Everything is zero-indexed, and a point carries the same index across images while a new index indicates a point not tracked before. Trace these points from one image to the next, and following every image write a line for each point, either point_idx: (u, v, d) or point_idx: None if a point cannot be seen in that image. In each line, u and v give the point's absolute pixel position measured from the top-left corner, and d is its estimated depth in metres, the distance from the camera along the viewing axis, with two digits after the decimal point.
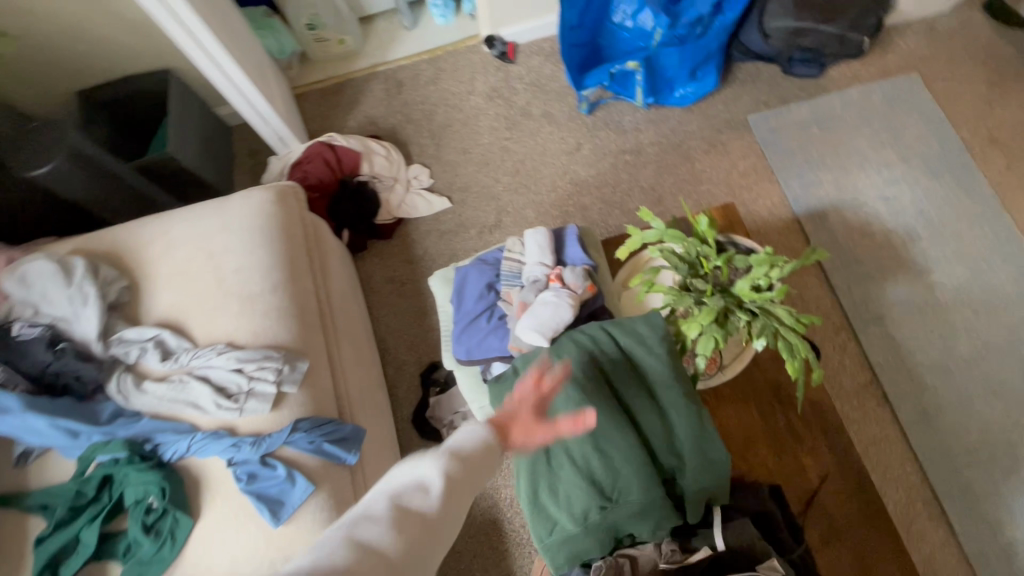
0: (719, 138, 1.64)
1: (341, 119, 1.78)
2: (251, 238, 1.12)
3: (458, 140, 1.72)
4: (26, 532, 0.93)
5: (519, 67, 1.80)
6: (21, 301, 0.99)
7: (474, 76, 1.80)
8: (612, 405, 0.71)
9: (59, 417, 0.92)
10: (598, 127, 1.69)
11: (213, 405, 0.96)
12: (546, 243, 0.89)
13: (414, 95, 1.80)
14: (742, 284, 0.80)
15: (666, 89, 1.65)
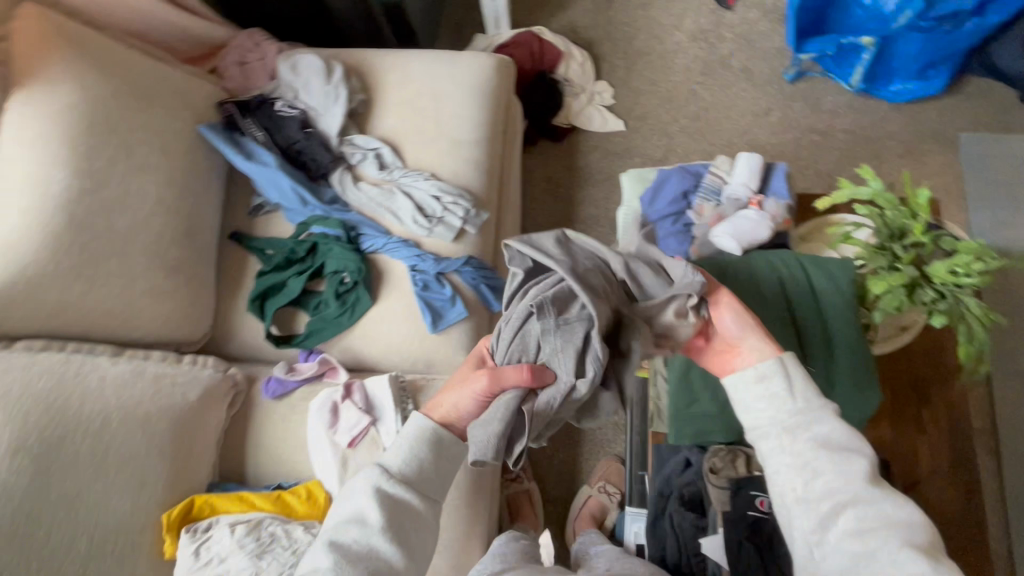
0: (919, 146, 1.55)
1: (545, 17, 1.82)
2: (469, 91, 1.22)
3: (649, 71, 1.73)
4: (246, 266, 1.15)
5: (734, 15, 1.74)
6: (288, 84, 1.18)
7: (685, 12, 1.78)
8: (786, 319, 0.80)
9: (298, 186, 1.11)
10: (796, 98, 1.63)
11: (411, 219, 1.12)
12: (756, 169, 0.94)
13: (620, 14, 1.80)
14: (939, 265, 0.80)
15: (884, 79, 1.55)
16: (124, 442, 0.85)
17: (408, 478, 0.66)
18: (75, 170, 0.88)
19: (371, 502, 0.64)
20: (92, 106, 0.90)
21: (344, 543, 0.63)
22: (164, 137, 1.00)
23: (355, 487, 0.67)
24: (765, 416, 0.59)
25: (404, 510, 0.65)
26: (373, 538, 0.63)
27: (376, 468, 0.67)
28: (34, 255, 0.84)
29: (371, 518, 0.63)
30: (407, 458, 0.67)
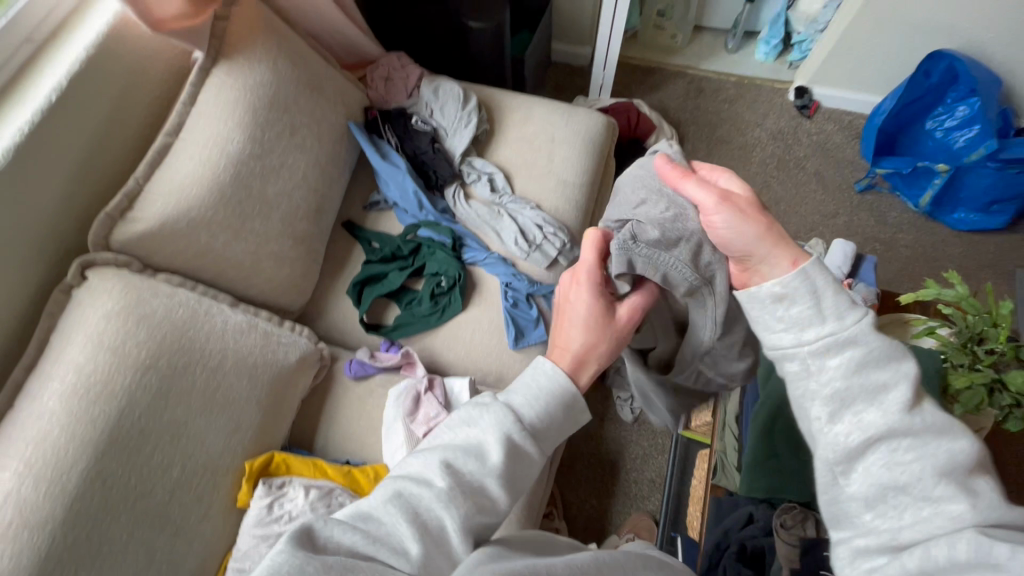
0: (978, 274, 1.62)
1: (639, 94, 1.99)
2: (581, 140, 1.33)
3: (728, 157, 1.85)
4: (352, 253, 1.24)
5: (813, 124, 1.89)
6: (426, 103, 1.32)
7: (769, 113, 1.92)
8: None
9: (419, 190, 1.22)
10: (862, 206, 1.74)
11: (513, 240, 1.21)
12: (849, 256, 1.03)
13: (708, 103, 1.96)
14: (1015, 376, 0.83)
15: (949, 206, 1.66)
16: (231, 383, 0.90)
17: (535, 431, 0.60)
18: (251, 135, 0.99)
19: (495, 443, 0.58)
20: (276, 86, 1.03)
21: (459, 470, 0.57)
22: (321, 124, 1.12)
23: (478, 416, 0.61)
24: (793, 339, 0.55)
25: (519, 463, 0.59)
26: (481, 483, 0.56)
27: (505, 408, 0.60)
28: (201, 198, 0.93)
29: (490, 462, 0.57)
30: (539, 411, 0.61)
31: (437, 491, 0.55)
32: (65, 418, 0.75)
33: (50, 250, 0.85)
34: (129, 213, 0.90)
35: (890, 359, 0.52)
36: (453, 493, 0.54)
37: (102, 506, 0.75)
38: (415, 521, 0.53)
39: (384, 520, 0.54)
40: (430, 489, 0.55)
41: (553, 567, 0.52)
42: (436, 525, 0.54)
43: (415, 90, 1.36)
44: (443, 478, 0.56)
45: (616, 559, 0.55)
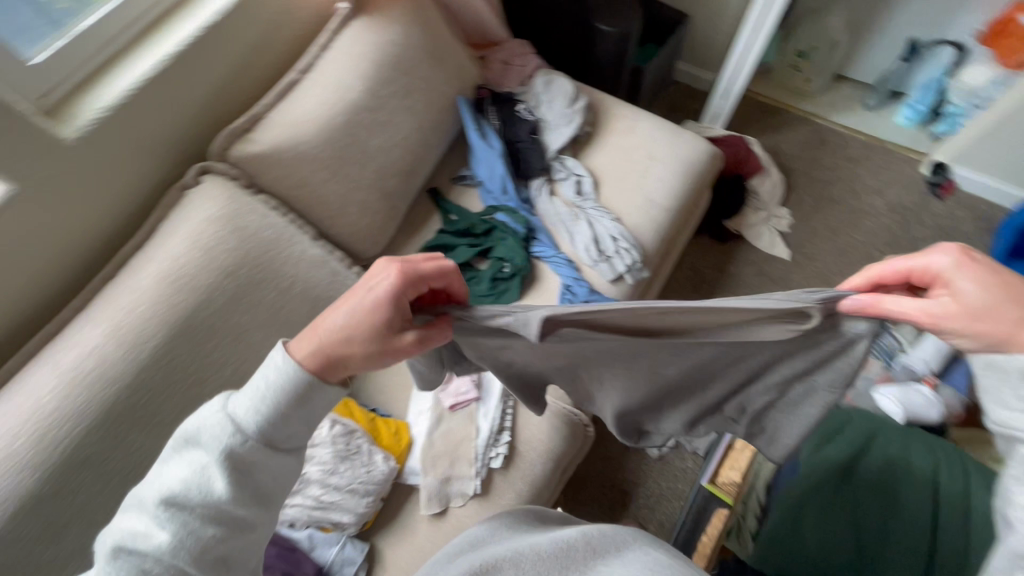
0: None
1: (755, 131, 1.90)
2: (680, 163, 1.30)
3: (834, 219, 1.73)
4: (430, 219, 1.29)
5: (942, 206, 1.71)
6: (536, 94, 1.35)
7: (894, 182, 1.77)
8: (924, 497, 0.80)
9: (506, 175, 1.24)
10: None
11: (582, 245, 1.20)
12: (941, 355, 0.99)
13: (828, 157, 1.83)
14: None
15: None
16: (293, 308, 0.97)
17: (271, 426, 0.60)
18: (369, 88, 1.06)
19: (218, 464, 0.57)
20: (402, 48, 1.10)
21: (182, 501, 0.55)
22: (433, 92, 1.17)
23: (196, 441, 0.59)
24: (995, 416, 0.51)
25: (254, 466, 0.59)
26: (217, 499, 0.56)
27: (227, 422, 0.59)
28: (312, 135, 1.01)
29: (212, 482, 0.56)
30: (265, 408, 0.59)
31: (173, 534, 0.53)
32: (153, 296, 0.85)
33: (177, 150, 0.96)
34: (249, 135, 0.99)
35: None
36: (192, 523, 0.54)
37: (163, 380, 0.84)
38: (174, 550, 0.52)
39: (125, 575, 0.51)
40: (164, 529, 0.53)
41: (539, 546, 0.60)
42: (191, 549, 0.53)
43: (528, 80, 1.39)
44: (172, 517, 0.54)
45: (604, 535, 0.61)
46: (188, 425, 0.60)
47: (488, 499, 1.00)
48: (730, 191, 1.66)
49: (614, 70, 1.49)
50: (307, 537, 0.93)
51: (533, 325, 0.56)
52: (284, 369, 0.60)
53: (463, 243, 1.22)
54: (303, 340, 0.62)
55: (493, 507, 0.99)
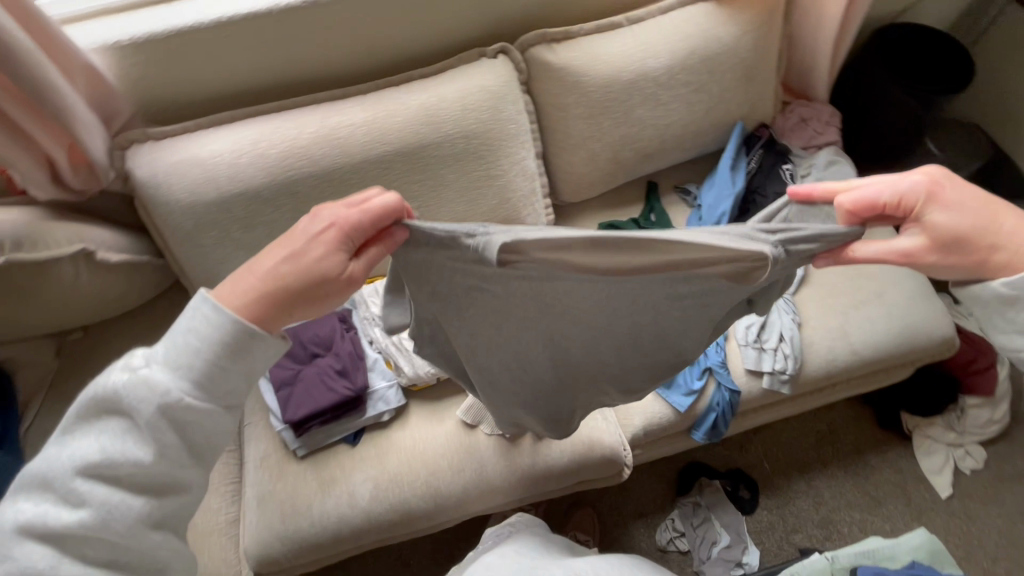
0: None
1: None
2: (904, 322, 1.14)
3: None
4: (632, 206, 1.30)
5: None
6: (811, 165, 1.24)
7: None
8: None
9: (727, 215, 1.18)
10: None
11: (746, 321, 1.13)
12: None
13: None
14: None
15: None
16: (486, 196, 1.08)
17: (204, 373, 0.58)
18: (671, 66, 1.08)
19: (151, 413, 0.56)
20: (724, 50, 1.09)
21: (110, 469, 0.55)
22: (717, 105, 1.15)
23: (113, 398, 0.56)
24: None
25: (193, 414, 0.58)
26: (162, 462, 0.57)
27: (147, 379, 0.56)
28: (596, 77, 1.07)
29: (149, 446, 0.56)
30: (203, 364, 0.58)
31: (88, 521, 0.54)
32: (407, 116, 1.00)
33: (497, 24, 1.09)
34: (549, 46, 1.08)
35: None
36: (118, 481, 0.56)
37: (374, 179, 1.01)
38: (110, 510, 0.55)
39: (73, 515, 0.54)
40: (104, 477, 0.55)
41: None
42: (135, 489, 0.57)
43: (813, 147, 1.27)
44: (100, 489, 0.55)
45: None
46: (97, 386, 0.57)
47: (512, 448, 1.06)
48: (936, 391, 1.40)
49: None
50: (375, 359, 1.08)
51: (492, 247, 0.59)
52: (214, 320, 0.58)
53: None
54: (223, 291, 0.61)
55: (511, 456, 1.05)
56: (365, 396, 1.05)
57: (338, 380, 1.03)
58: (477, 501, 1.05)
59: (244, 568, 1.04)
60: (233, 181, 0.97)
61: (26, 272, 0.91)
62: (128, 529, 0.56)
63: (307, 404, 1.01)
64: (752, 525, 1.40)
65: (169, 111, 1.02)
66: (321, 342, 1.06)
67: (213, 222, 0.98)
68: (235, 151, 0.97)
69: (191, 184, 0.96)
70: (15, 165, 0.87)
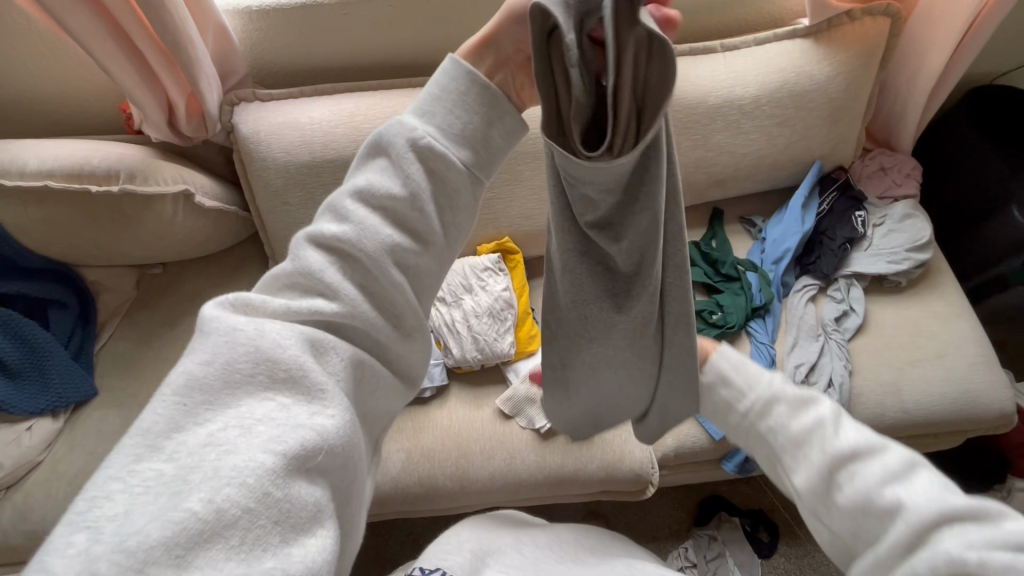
0: None
1: None
2: (960, 388, 1.10)
3: None
4: (695, 229, 1.30)
5: None
6: (885, 215, 1.22)
7: None
8: None
9: (791, 251, 1.18)
10: None
11: (794, 360, 1.12)
12: None
13: None
14: None
15: None
16: None
17: (457, 122, 0.45)
18: (759, 96, 1.09)
19: (407, 154, 0.43)
20: (815, 87, 1.09)
21: (324, 237, 0.42)
22: (798, 141, 1.15)
23: (382, 134, 0.44)
24: (736, 416, 0.52)
25: (445, 173, 0.44)
26: (411, 208, 0.43)
27: (418, 119, 0.45)
28: (681, 97, 1.09)
29: (409, 187, 0.43)
30: (455, 110, 0.45)
31: (343, 237, 0.41)
32: None
33: None
34: None
35: (797, 414, 0.48)
36: (341, 244, 0.41)
37: None
38: (310, 291, 0.41)
39: (293, 286, 0.41)
40: (333, 234, 0.42)
41: None
42: (360, 250, 0.41)
43: (888, 198, 1.25)
44: (324, 259, 0.41)
45: None
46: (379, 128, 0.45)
47: (542, 444, 1.08)
48: (987, 469, 1.31)
49: (978, 260, 1.27)
50: None
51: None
52: (456, 75, 0.45)
53: (703, 268, 1.22)
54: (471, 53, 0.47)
55: (541, 452, 1.07)
56: None
57: None
58: (500, 492, 1.07)
59: None
60: (324, 148, 1.03)
61: (133, 203, 1.00)
62: (330, 312, 0.40)
63: None
64: (767, 569, 1.37)
65: (278, 75, 1.10)
66: None
67: (300, 183, 1.05)
68: (331, 120, 1.03)
69: (287, 144, 1.03)
70: (144, 108, 0.96)
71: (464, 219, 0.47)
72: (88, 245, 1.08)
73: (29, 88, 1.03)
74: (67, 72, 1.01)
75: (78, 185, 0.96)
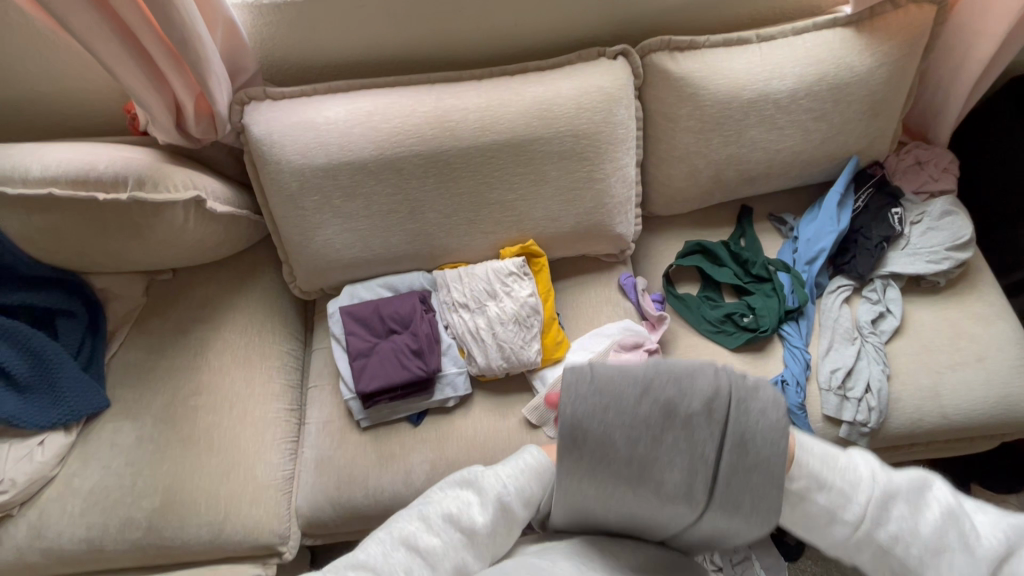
0: None
1: None
2: (1002, 392, 1.06)
3: None
4: (723, 227, 1.25)
5: None
6: (923, 211, 1.17)
7: None
8: None
9: (826, 251, 1.13)
10: None
11: (830, 364, 1.09)
12: None
13: None
14: None
15: None
16: (584, 198, 1.06)
17: (528, 485, 0.66)
18: (796, 89, 1.04)
19: (484, 509, 0.64)
20: (856, 79, 1.04)
21: (427, 537, 0.61)
22: (835, 136, 1.10)
23: (476, 482, 0.66)
24: (842, 524, 0.55)
25: (504, 522, 0.65)
26: (466, 548, 0.62)
27: (502, 481, 0.65)
28: (715, 91, 1.04)
29: (478, 534, 0.62)
30: (524, 482, 0.66)
31: (437, 545, 0.61)
32: (519, 107, 0.99)
33: (621, 23, 1.06)
34: (670, 53, 1.05)
35: (907, 514, 0.55)
36: (438, 545, 0.61)
37: (477, 165, 1.01)
38: (405, 563, 0.60)
39: (398, 551, 0.61)
40: (436, 535, 0.62)
41: None
42: (443, 559, 0.61)
43: (924, 194, 1.20)
44: (422, 542, 0.61)
45: None
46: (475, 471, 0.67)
47: None
48: (1021, 470, 1.29)
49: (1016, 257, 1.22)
50: (449, 344, 1.07)
51: None
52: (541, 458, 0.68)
53: (733, 269, 1.18)
54: None
55: None
56: (435, 379, 1.06)
57: (411, 359, 1.03)
58: None
59: (293, 526, 1.07)
60: (341, 150, 0.98)
61: (142, 211, 0.95)
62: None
63: (379, 378, 1.02)
64: (794, 572, 1.35)
65: (291, 72, 1.04)
66: (399, 319, 1.06)
67: (317, 187, 1.00)
68: (349, 120, 0.98)
69: (302, 147, 0.98)
70: (150, 109, 0.91)
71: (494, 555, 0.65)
72: (96, 254, 1.03)
73: (28, 89, 0.98)
74: (68, 72, 0.96)
75: (87, 192, 0.91)
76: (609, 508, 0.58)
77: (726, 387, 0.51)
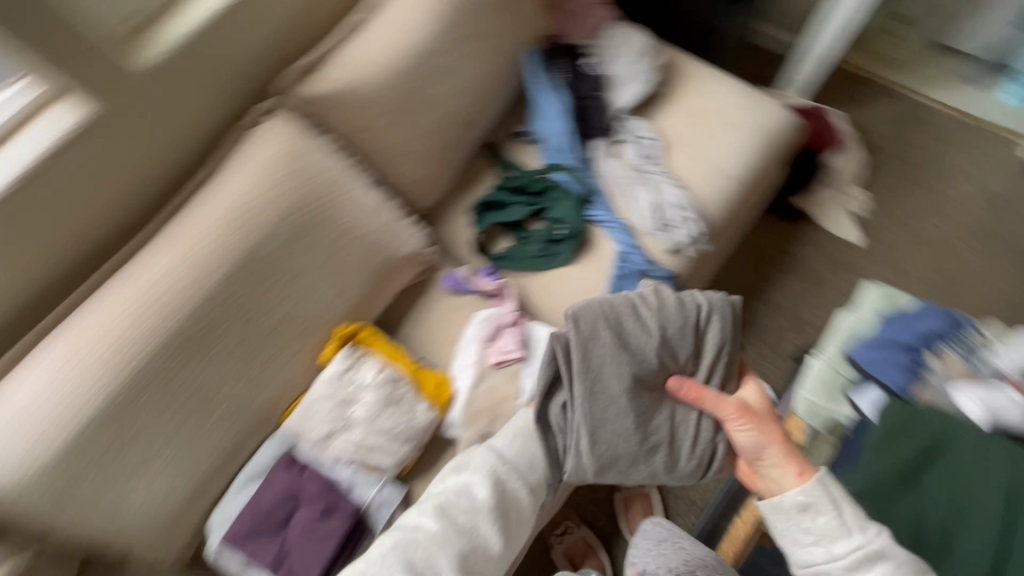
0: None
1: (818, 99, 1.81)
2: (751, 132, 1.23)
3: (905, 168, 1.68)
4: (484, 173, 1.25)
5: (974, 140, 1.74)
6: (602, 48, 1.28)
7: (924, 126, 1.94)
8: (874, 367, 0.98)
9: (568, 132, 1.19)
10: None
11: (641, 210, 1.16)
12: None
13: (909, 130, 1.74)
14: None
15: None
16: (349, 252, 0.99)
17: (511, 457, 0.95)
18: (434, 30, 1.04)
19: (480, 484, 0.91)
20: None
21: (448, 513, 0.89)
22: (497, 42, 1.14)
23: (471, 461, 0.94)
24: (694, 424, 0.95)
25: (501, 497, 0.92)
26: (447, 532, 0.87)
27: (493, 453, 0.94)
28: (375, 79, 1.00)
29: (485, 503, 0.90)
30: (514, 443, 0.96)
31: (439, 527, 0.87)
32: (215, 226, 0.87)
33: (248, 81, 1.00)
34: (310, 77, 0.99)
35: (810, 516, 0.77)
36: (445, 531, 0.87)
37: (224, 309, 0.88)
38: (409, 547, 0.86)
39: (400, 543, 0.86)
40: (427, 531, 0.87)
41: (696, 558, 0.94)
42: (459, 518, 0.89)
43: (593, 33, 1.30)
44: (434, 523, 0.88)
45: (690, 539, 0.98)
46: (463, 455, 0.97)
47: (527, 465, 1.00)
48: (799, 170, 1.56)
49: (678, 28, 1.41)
50: (349, 476, 0.96)
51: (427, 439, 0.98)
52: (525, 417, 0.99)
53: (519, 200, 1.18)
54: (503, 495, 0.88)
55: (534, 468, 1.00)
56: (363, 514, 0.96)
57: (325, 522, 0.91)
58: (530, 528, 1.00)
59: None
60: (67, 417, 0.78)
61: None
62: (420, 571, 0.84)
63: (313, 563, 0.89)
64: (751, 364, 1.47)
65: None
66: (283, 500, 0.93)
67: (74, 474, 0.78)
68: (43, 384, 0.77)
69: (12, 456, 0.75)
70: None
71: (515, 541, 0.93)
72: None
73: None
74: None
75: None
76: (593, 414, 0.92)
77: (646, 296, 0.97)
